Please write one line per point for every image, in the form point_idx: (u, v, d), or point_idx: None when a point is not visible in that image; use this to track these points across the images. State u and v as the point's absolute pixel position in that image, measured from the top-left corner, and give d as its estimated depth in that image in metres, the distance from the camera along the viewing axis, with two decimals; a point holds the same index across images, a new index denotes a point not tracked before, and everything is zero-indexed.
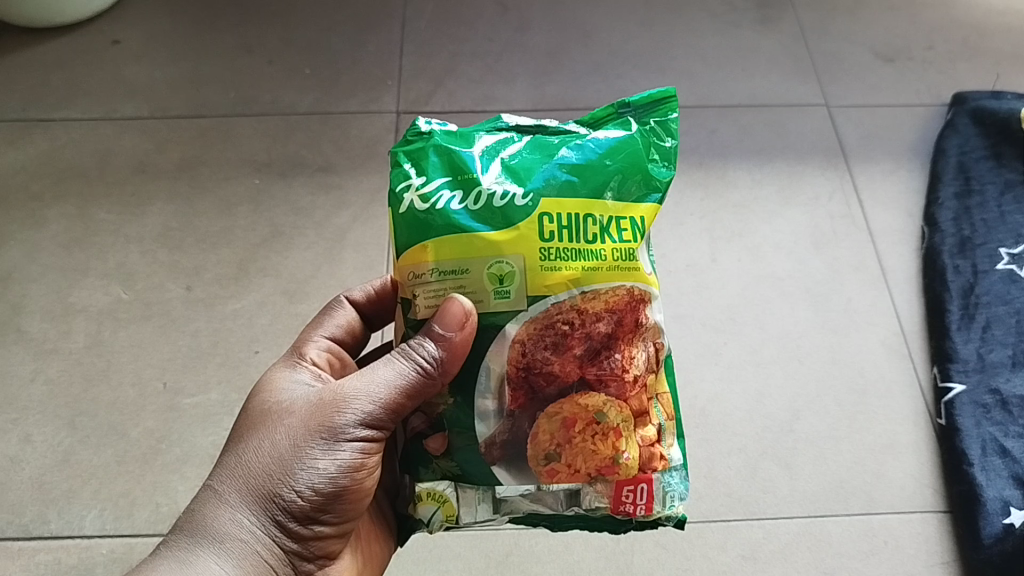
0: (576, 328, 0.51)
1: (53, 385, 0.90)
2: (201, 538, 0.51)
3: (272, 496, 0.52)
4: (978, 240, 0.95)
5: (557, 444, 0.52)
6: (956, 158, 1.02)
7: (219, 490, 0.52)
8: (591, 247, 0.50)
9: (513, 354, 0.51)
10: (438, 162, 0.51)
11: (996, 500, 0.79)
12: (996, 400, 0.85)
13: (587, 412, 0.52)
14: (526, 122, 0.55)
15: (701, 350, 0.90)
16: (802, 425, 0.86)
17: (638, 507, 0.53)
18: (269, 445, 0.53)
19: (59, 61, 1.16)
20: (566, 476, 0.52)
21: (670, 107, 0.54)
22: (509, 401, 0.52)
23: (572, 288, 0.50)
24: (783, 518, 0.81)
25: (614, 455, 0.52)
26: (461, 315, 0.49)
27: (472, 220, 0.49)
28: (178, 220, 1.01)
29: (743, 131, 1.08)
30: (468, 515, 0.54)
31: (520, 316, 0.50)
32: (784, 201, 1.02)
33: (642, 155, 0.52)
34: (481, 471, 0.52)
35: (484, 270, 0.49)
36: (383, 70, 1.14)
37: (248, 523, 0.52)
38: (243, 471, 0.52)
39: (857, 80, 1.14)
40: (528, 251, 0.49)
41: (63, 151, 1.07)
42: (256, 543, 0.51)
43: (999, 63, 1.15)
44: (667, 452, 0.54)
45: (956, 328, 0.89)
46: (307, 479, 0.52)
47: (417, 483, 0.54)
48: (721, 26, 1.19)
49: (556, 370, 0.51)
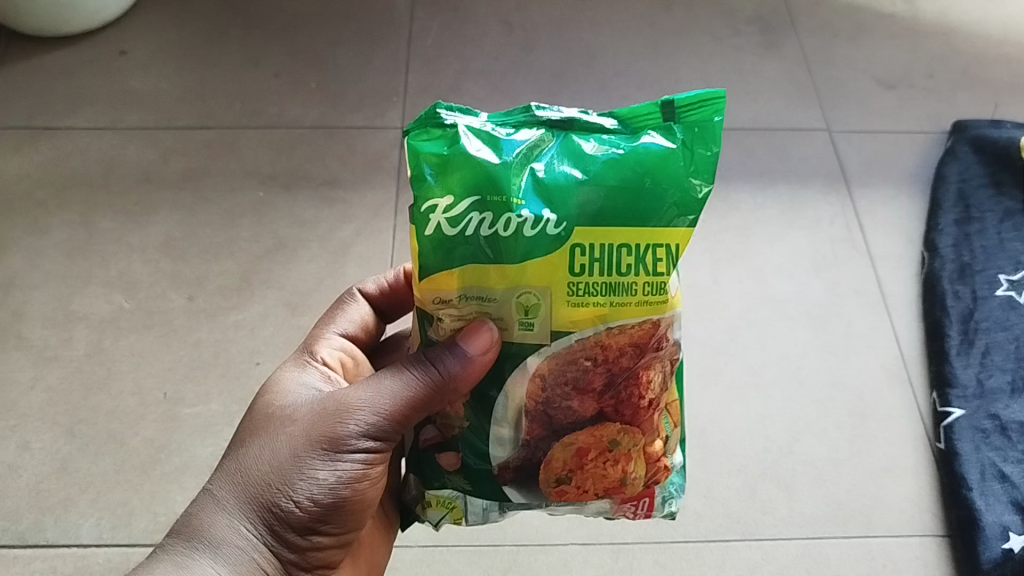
0: (598, 363, 0.50)
1: (53, 393, 0.90)
2: (197, 543, 0.51)
3: (270, 505, 0.52)
4: (977, 267, 0.96)
5: (569, 470, 0.52)
6: (956, 185, 1.03)
7: (217, 495, 0.52)
8: (623, 280, 0.48)
9: (532, 387, 0.51)
10: (466, 177, 0.46)
11: (995, 525, 0.80)
12: (995, 425, 0.85)
13: (601, 442, 0.52)
14: (561, 111, 0.49)
15: (703, 371, 0.90)
16: (802, 447, 0.86)
17: (638, 515, 0.55)
18: (269, 453, 0.53)
19: (66, 70, 1.16)
20: (575, 496, 0.53)
21: (716, 109, 0.47)
22: (526, 431, 0.52)
23: (597, 324, 0.49)
24: (783, 539, 0.81)
25: (622, 478, 0.53)
26: (488, 343, 0.49)
27: (501, 251, 0.47)
28: (181, 230, 1.01)
29: (745, 154, 1.08)
30: (475, 520, 0.55)
31: (543, 349, 0.50)
32: (786, 224, 1.02)
33: (684, 173, 0.47)
34: (492, 489, 0.53)
35: (513, 300, 0.48)
36: (389, 86, 1.14)
37: (245, 531, 0.52)
38: (242, 477, 0.53)
39: (858, 106, 1.15)
40: (557, 285, 0.48)
41: (68, 159, 1.07)
42: (252, 551, 0.52)
43: (998, 92, 1.16)
44: (671, 460, 0.55)
45: (956, 353, 0.90)
46: (307, 489, 0.52)
47: (428, 490, 0.55)
48: (724, 50, 1.20)
49: (574, 405, 0.51)
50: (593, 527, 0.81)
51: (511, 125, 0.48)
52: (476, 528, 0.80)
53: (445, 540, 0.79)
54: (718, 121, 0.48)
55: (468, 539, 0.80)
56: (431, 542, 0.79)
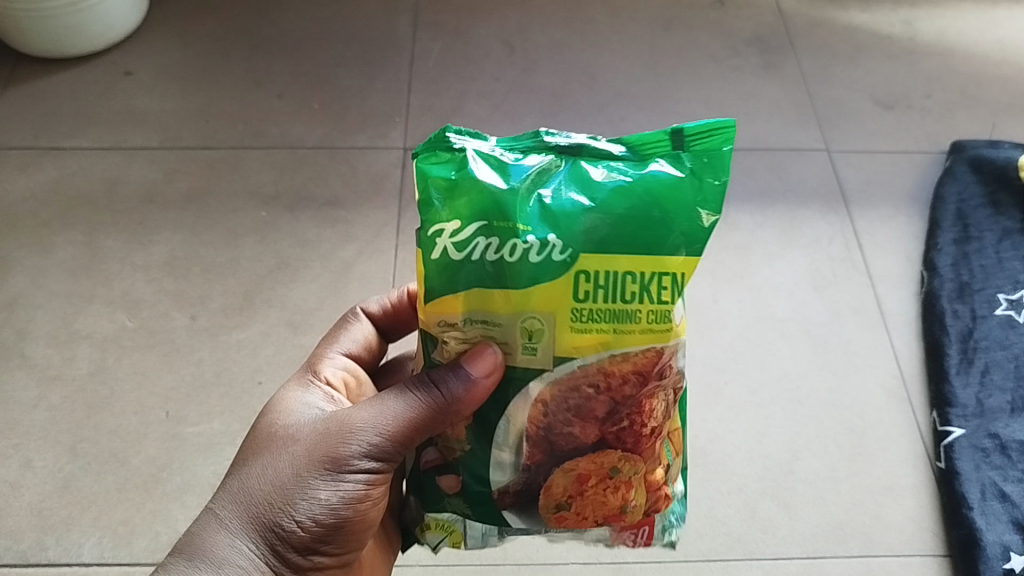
0: (601, 390, 0.50)
1: (55, 411, 0.90)
2: (198, 562, 0.52)
3: (272, 524, 0.52)
4: (976, 286, 0.97)
5: (569, 496, 0.52)
6: (955, 206, 1.04)
7: (220, 514, 0.53)
8: (627, 307, 0.48)
9: (533, 413, 0.51)
10: (474, 203, 0.47)
11: (995, 544, 0.80)
12: (995, 444, 0.85)
13: (602, 469, 0.52)
14: (571, 137, 0.49)
15: (702, 390, 0.91)
16: (802, 466, 0.87)
17: (636, 545, 0.56)
18: (272, 472, 0.53)
19: (71, 90, 1.18)
20: (574, 521, 0.53)
21: (726, 138, 0.47)
22: (526, 456, 0.52)
23: (601, 351, 0.49)
24: (783, 558, 0.81)
25: (622, 505, 0.53)
26: (491, 365, 0.49)
27: (505, 275, 0.47)
28: (184, 249, 1.02)
29: (744, 174, 1.09)
30: (473, 543, 0.55)
31: (546, 375, 0.50)
32: (785, 243, 1.03)
33: (691, 203, 0.47)
34: (491, 512, 0.53)
35: (516, 326, 0.48)
36: (391, 107, 1.15)
37: (247, 550, 0.52)
38: (245, 496, 0.53)
39: (857, 126, 1.16)
40: (561, 311, 0.48)
41: (72, 180, 1.08)
42: (254, 570, 0.52)
43: (995, 113, 1.17)
44: (672, 489, 0.55)
45: (955, 372, 0.90)
46: (308, 509, 0.52)
47: (427, 512, 0.55)
48: (723, 70, 1.21)
49: (576, 431, 0.51)
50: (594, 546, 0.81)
51: (520, 150, 0.49)
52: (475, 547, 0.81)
53: (445, 560, 0.80)
54: (728, 151, 0.48)
55: (469, 559, 0.80)
56: (432, 561, 0.79)
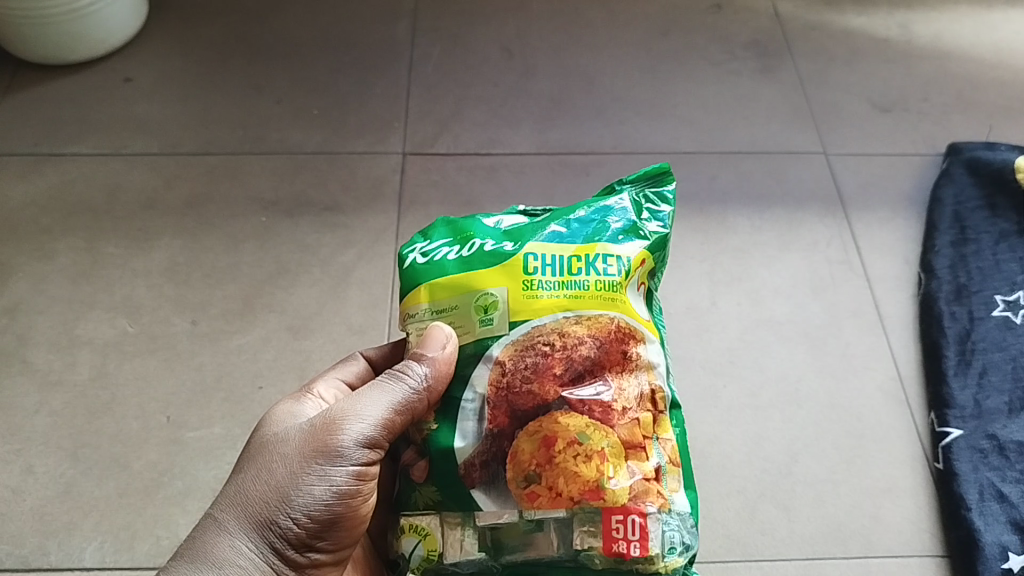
0: (558, 349, 0.54)
1: (57, 417, 0.90)
2: (200, 564, 0.52)
3: (269, 523, 0.53)
4: (973, 288, 0.97)
5: (537, 464, 0.52)
6: (952, 208, 1.04)
7: (219, 517, 0.53)
8: (575, 278, 0.55)
9: (494, 374, 0.54)
10: (446, 232, 0.60)
11: (994, 545, 0.80)
12: (993, 445, 0.85)
13: (567, 432, 0.52)
14: (527, 213, 0.63)
15: (701, 393, 0.91)
16: (801, 468, 0.87)
17: (631, 545, 0.52)
18: (267, 472, 0.54)
19: (71, 97, 1.18)
20: (548, 500, 0.52)
21: (666, 184, 0.61)
22: (489, 420, 0.54)
23: (556, 314, 0.54)
24: (782, 560, 0.81)
25: (598, 478, 0.52)
26: (444, 339, 0.55)
27: (463, 262, 0.56)
28: (185, 255, 1.03)
29: (742, 177, 1.10)
30: (451, 547, 0.54)
31: (502, 339, 0.54)
32: (783, 246, 1.03)
33: (631, 217, 0.59)
34: (460, 493, 0.53)
35: (472, 302, 0.55)
36: (390, 112, 1.16)
37: (246, 550, 0.53)
38: (242, 498, 0.54)
39: (854, 129, 1.16)
40: (513, 283, 0.55)
41: (73, 186, 1.08)
42: (254, 570, 0.52)
43: (992, 116, 1.18)
44: (666, 493, 0.54)
45: (953, 373, 0.91)
46: (303, 505, 0.53)
47: (404, 517, 0.55)
48: (721, 75, 1.22)
49: (535, 389, 0.54)
50: None
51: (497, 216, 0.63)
52: None
53: None
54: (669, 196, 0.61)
55: None
56: None
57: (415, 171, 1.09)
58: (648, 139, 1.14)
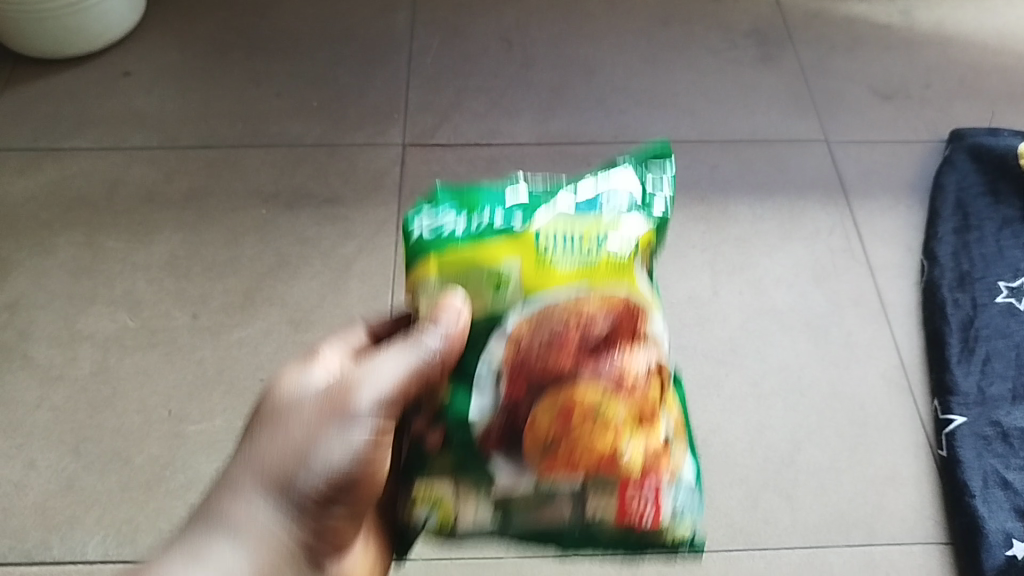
0: (575, 318, 0.50)
1: (58, 411, 0.90)
2: (216, 530, 0.50)
3: (286, 489, 0.49)
4: (976, 274, 0.96)
5: (554, 436, 0.49)
6: (954, 194, 1.04)
7: (234, 482, 0.50)
8: (592, 252, 0.52)
9: (512, 345, 0.50)
10: (448, 199, 0.56)
11: (997, 532, 0.79)
12: (996, 432, 0.85)
13: (585, 403, 0.49)
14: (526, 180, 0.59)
15: (703, 382, 0.91)
16: (803, 457, 0.87)
17: (645, 516, 0.50)
18: (282, 434, 0.50)
19: (70, 91, 1.18)
20: (563, 471, 0.49)
21: (664, 158, 0.60)
22: (505, 389, 0.50)
23: (573, 288, 0.51)
24: (784, 549, 0.81)
25: (615, 449, 0.49)
26: (460, 307, 0.50)
27: (472, 230, 0.52)
28: (184, 248, 1.02)
29: (744, 166, 1.09)
30: (466, 517, 0.51)
31: (519, 314, 0.51)
32: (785, 235, 1.03)
33: (637, 193, 0.57)
34: (477, 463, 0.50)
35: (485, 275, 0.51)
36: (390, 104, 1.16)
37: (261, 516, 0.49)
38: (258, 461, 0.50)
39: (856, 117, 1.16)
40: (529, 257, 0.51)
41: (73, 180, 1.08)
42: (272, 534, 0.49)
43: (995, 102, 1.17)
44: (676, 462, 0.51)
45: (956, 361, 0.90)
46: (322, 470, 0.49)
47: (415, 482, 0.53)
48: (722, 63, 1.21)
49: (552, 358, 0.50)
50: None
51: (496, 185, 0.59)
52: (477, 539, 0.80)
53: (449, 554, 0.80)
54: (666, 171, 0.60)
55: (473, 552, 0.80)
56: (434, 554, 0.80)
57: (415, 163, 1.09)
58: (649, 129, 1.13)
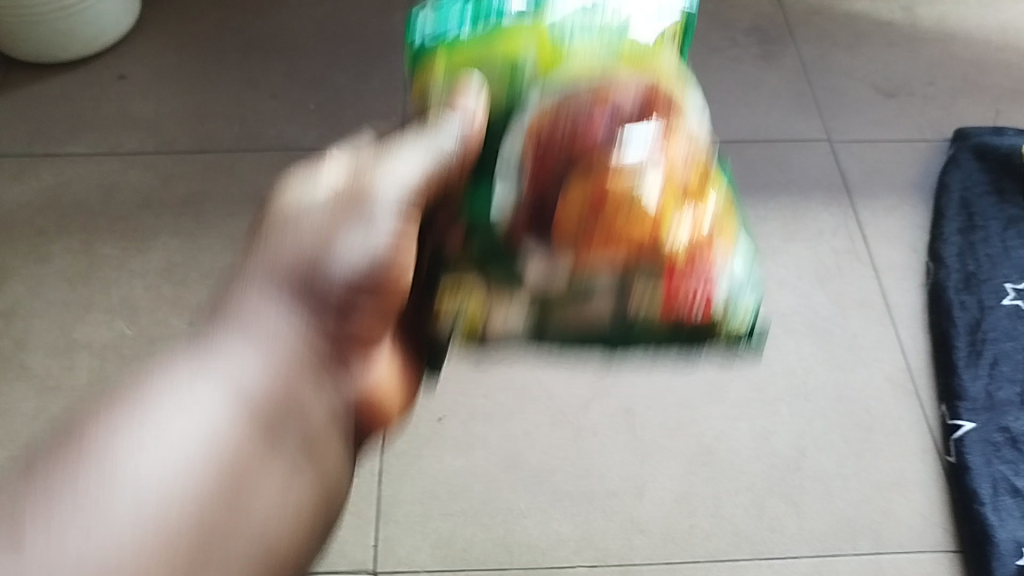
0: (603, 92, 0.45)
1: (56, 422, 0.89)
2: (230, 325, 0.44)
3: (303, 283, 0.45)
4: (982, 276, 0.96)
5: (586, 221, 0.44)
6: (959, 193, 1.03)
7: (247, 280, 0.46)
8: (612, 37, 0.46)
9: (533, 124, 0.45)
10: None
11: (1008, 541, 0.79)
12: (1006, 438, 0.84)
13: (620, 184, 0.44)
14: None
15: (707, 387, 0.90)
16: (809, 463, 0.86)
17: (696, 302, 0.45)
18: (296, 225, 0.46)
19: (64, 95, 1.17)
20: (599, 257, 0.44)
21: None
22: (529, 177, 0.45)
23: (593, 75, 0.45)
24: (791, 557, 0.80)
25: (658, 228, 0.44)
26: (474, 99, 0.46)
27: (482, 21, 0.47)
28: (182, 255, 1.01)
29: (745, 166, 1.08)
30: (499, 318, 0.47)
31: (533, 107, 0.45)
32: (788, 237, 1.02)
33: None
34: (506, 253, 0.46)
35: (495, 71, 0.46)
36: (388, 106, 1.15)
37: (278, 318, 0.45)
38: (272, 256, 0.46)
39: (859, 115, 1.14)
40: (541, 41, 0.46)
41: (68, 186, 1.07)
42: (291, 336, 0.45)
43: (998, 99, 1.16)
44: (724, 247, 0.46)
45: (964, 365, 0.89)
46: (342, 267, 0.46)
47: (444, 279, 0.49)
48: (723, 61, 1.20)
49: (580, 134, 0.44)
50: (600, 548, 0.80)
51: None
52: (481, 552, 0.80)
53: (453, 566, 0.79)
54: None
55: (476, 564, 0.79)
56: (438, 566, 0.79)
57: None
58: None
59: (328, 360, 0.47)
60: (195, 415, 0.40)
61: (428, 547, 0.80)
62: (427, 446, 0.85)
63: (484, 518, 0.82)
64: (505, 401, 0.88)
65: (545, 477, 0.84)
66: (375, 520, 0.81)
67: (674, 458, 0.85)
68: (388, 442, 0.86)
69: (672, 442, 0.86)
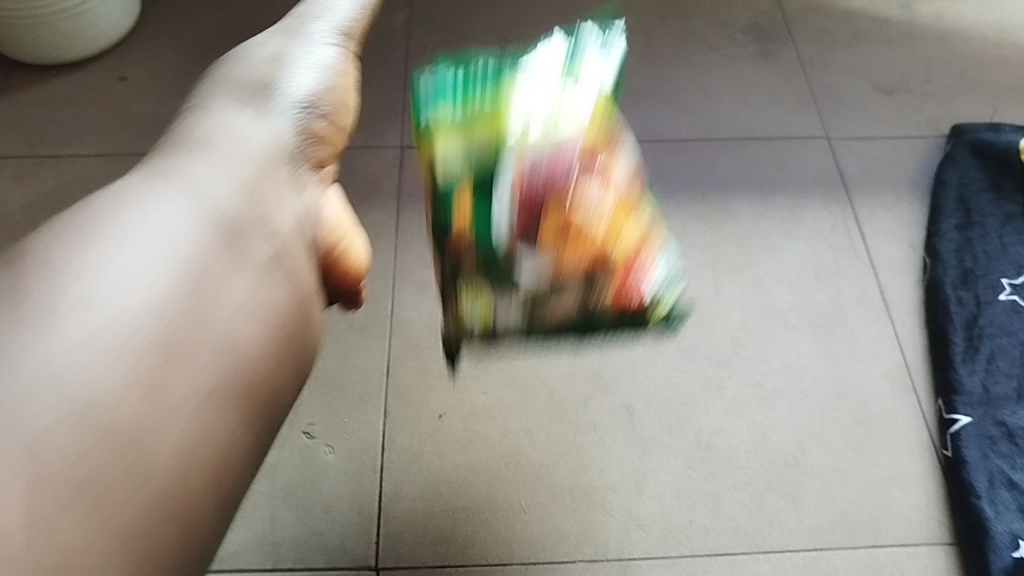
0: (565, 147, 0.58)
1: None
2: (182, 144, 0.56)
3: (254, 110, 0.59)
4: (979, 272, 0.96)
5: (564, 238, 0.56)
6: (957, 190, 1.03)
7: (201, 110, 0.59)
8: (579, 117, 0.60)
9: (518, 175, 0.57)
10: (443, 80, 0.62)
11: (1004, 534, 0.79)
12: (1002, 432, 0.85)
13: (583, 204, 0.57)
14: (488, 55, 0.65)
15: (706, 384, 0.90)
16: (807, 458, 0.86)
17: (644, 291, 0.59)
18: (224, 91, 0.60)
19: (66, 98, 1.17)
20: (577, 263, 0.56)
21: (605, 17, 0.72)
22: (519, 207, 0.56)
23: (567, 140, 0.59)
24: (789, 551, 0.81)
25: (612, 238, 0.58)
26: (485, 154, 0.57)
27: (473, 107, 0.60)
28: None
29: (744, 163, 1.09)
30: (502, 319, 0.58)
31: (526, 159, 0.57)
32: (786, 234, 1.02)
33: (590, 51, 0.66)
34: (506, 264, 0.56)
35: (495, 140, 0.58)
36: (388, 106, 1.15)
37: (237, 118, 0.58)
38: (213, 102, 0.59)
39: (856, 112, 1.15)
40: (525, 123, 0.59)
41: (71, 188, 1.08)
42: (249, 147, 0.56)
43: (996, 96, 1.16)
44: (654, 254, 0.61)
45: (960, 360, 0.90)
46: (278, 107, 0.59)
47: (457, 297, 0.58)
48: (721, 59, 1.21)
49: (553, 174, 0.57)
50: (600, 543, 0.81)
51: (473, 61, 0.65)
52: (482, 548, 0.81)
53: (453, 561, 0.80)
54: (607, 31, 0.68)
55: (476, 559, 0.80)
56: (440, 563, 0.80)
57: (413, 166, 1.09)
58: (648, 128, 1.12)
59: (246, 220, 0.52)
60: (121, 275, 0.46)
61: (429, 544, 0.81)
62: (429, 444, 0.86)
63: (484, 514, 0.82)
64: (506, 399, 0.89)
65: (545, 474, 0.85)
66: (377, 516, 0.82)
67: (673, 455, 0.86)
68: (390, 440, 0.86)
69: (671, 438, 0.87)
